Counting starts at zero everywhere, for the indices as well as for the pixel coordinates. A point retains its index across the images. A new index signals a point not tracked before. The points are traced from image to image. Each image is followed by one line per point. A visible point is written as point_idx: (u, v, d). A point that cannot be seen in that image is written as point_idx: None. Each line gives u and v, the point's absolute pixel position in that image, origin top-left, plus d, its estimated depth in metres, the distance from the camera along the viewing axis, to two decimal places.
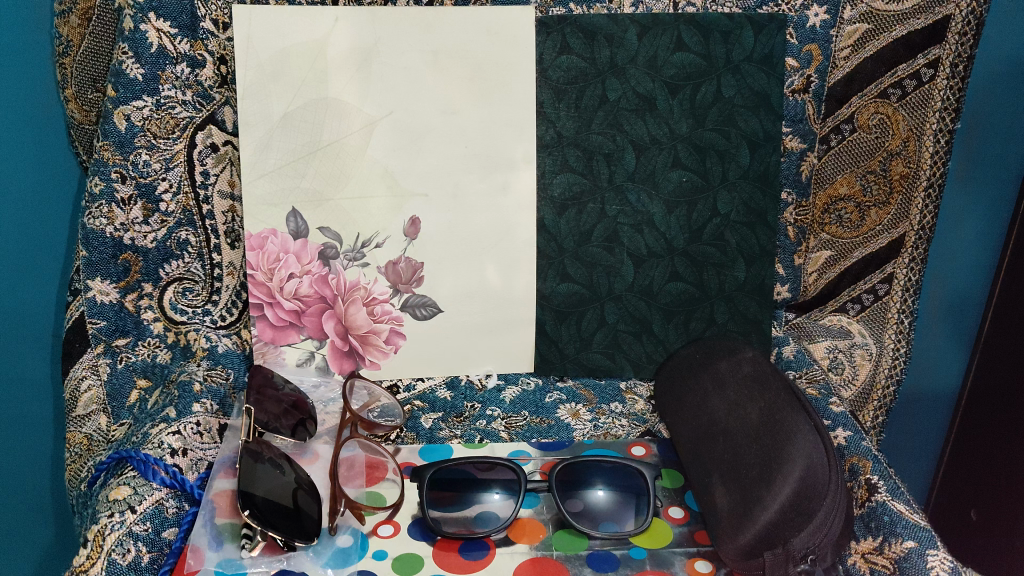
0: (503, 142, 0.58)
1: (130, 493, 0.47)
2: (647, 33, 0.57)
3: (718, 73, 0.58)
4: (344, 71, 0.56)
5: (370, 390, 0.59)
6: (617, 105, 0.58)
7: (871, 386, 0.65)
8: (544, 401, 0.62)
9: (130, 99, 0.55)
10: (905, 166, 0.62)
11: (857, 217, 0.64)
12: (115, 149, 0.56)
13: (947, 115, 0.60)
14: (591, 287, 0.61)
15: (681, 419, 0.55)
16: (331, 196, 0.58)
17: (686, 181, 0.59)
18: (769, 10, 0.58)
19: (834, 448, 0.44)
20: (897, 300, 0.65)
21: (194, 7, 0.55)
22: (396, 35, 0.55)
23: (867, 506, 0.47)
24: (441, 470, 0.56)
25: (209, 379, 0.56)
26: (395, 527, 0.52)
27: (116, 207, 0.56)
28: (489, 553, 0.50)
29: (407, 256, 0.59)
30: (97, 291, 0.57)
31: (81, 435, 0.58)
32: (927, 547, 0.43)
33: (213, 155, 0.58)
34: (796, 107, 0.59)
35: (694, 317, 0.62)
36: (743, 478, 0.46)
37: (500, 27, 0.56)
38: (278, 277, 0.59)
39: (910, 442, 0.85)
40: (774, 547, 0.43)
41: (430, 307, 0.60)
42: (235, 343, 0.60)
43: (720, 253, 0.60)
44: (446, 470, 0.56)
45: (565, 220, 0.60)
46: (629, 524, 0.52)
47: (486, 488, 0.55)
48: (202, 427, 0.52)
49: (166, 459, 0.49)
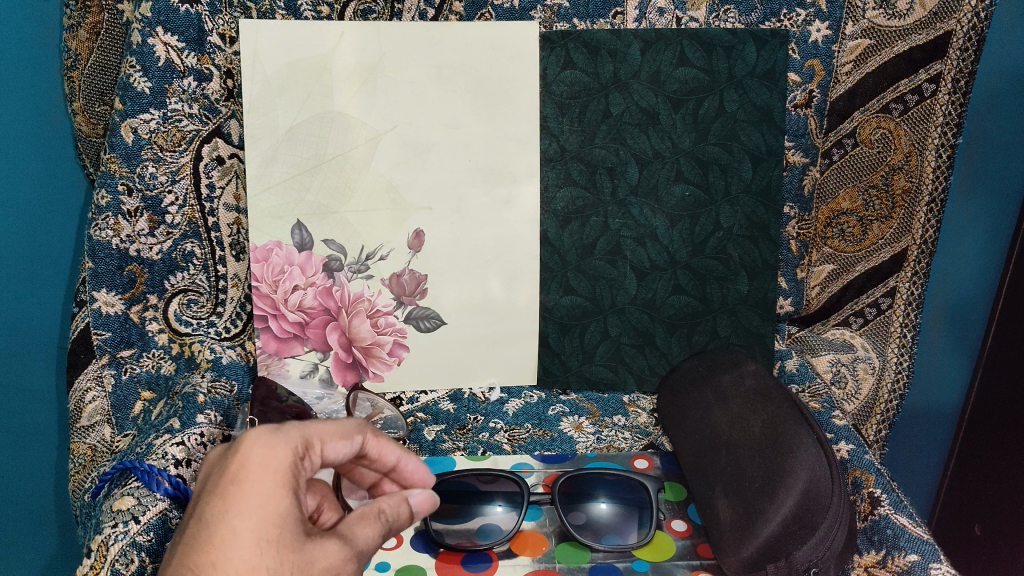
0: (506, 156, 0.58)
1: (133, 503, 0.47)
2: (649, 49, 0.57)
3: (721, 88, 0.58)
4: (349, 85, 0.56)
5: (373, 402, 0.58)
6: (620, 119, 0.58)
7: (874, 401, 0.66)
8: (547, 413, 0.62)
9: (137, 112, 0.56)
10: (908, 180, 0.62)
11: (859, 231, 0.64)
12: (121, 161, 0.56)
13: (947, 130, 0.60)
14: (594, 299, 0.61)
15: (682, 431, 0.55)
16: (336, 208, 0.58)
17: (689, 195, 0.60)
18: (772, 25, 0.58)
19: (835, 460, 0.44)
20: (900, 314, 0.65)
21: (201, 21, 0.55)
22: (402, 51, 0.56)
23: (870, 519, 0.47)
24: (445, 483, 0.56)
25: (213, 390, 0.56)
26: (398, 539, 0.52)
27: (122, 219, 0.57)
28: (491, 566, 0.50)
29: (411, 269, 0.59)
30: (102, 302, 0.58)
31: (85, 446, 0.56)
32: (930, 560, 0.44)
33: (219, 168, 0.58)
34: (798, 122, 0.60)
35: (697, 330, 0.62)
36: (746, 491, 0.46)
37: (505, 42, 0.56)
38: (283, 288, 0.59)
39: (912, 459, 0.85)
40: (777, 560, 0.43)
41: (433, 320, 0.61)
42: (240, 355, 0.61)
43: (722, 266, 0.61)
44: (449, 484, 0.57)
45: (568, 233, 0.60)
46: (632, 534, 0.53)
47: (489, 500, 0.56)
48: (206, 438, 0.52)
49: (171, 470, 0.49)
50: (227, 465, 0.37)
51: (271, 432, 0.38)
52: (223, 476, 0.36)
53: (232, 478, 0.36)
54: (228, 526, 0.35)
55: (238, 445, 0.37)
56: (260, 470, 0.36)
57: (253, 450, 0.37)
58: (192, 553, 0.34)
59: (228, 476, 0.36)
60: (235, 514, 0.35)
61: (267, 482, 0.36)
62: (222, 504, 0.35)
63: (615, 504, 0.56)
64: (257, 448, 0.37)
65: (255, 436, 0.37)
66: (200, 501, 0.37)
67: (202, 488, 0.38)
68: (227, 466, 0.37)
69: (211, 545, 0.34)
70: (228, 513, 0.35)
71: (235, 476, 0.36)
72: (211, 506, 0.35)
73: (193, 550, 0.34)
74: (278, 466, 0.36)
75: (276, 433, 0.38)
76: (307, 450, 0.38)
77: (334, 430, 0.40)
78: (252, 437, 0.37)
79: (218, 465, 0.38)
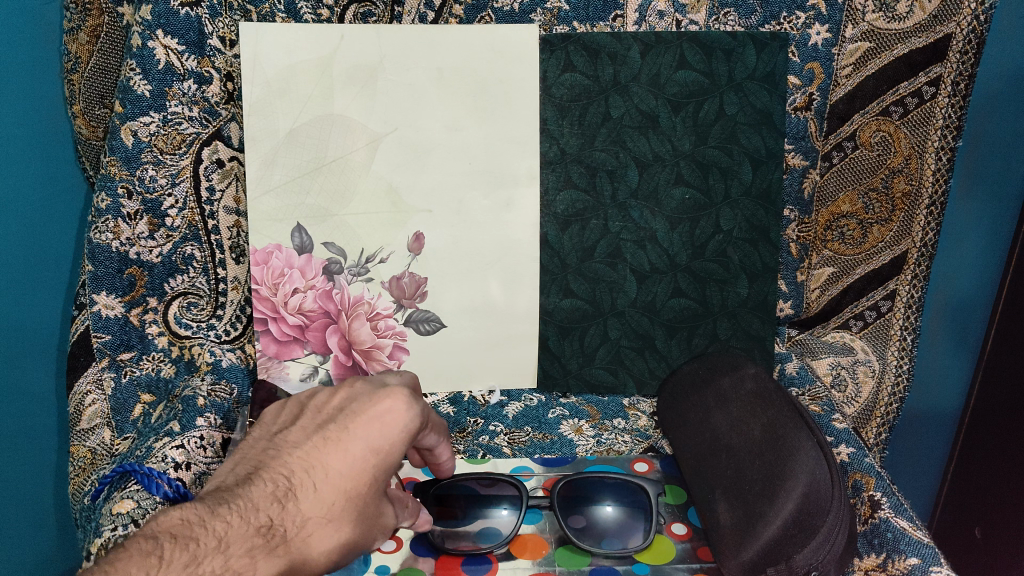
0: (505, 159, 0.58)
1: (133, 506, 0.47)
2: (649, 51, 0.57)
3: (721, 91, 0.58)
4: (349, 88, 0.56)
5: None
6: (620, 122, 0.58)
7: (874, 404, 0.66)
8: (547, 416, 0.62)
9: (137, 115, 0.56)
10: (908, 183, 0.62)
11: (859, 234, 0.64)
12: (121, 164, 0.56)
13: (948, 133, 0.61)
14: (594, 302, 0.61)
15: (683, 435, 0.55)
16: (336, 211, 0.58)
17: (688, 198, 0.60)
18: (772, 28, 0.58)
19: (835, 463, 0.44)
20: (900, 318, 0.65)
21: (201, 25, 0.55)
22: (402, 53, 0.56)
23: (870, 523, 0.48)
24: (446, 483, 0.56)
25: (212, 394, 0.56)
26: (398, 542, 0.52)
27: (122, 222, 0.57)
28: (491, 567, 0.50)
29: (410, 271, 0.59)
30: (102, 304, 0.57)
31: (84, 449, 0.57)
32: (930, 564, 0.44)
33: (219, 171, 0.58)
34: (798, 125, 0.60)
35: (697, 333, 0.62)
36: (746, 494, 0.46)
37: (505, 45, 0.57)
38: (283, 292, 0.59)
39: (912, 460, 0.85)
40: (777, 563, 0.43)
41: (434, 323, 0.61)
42: (240, 358, 0.60)
43: (722, 269, 0.61)
44: (450, 484, 0.57)
45: (568, 236, 0.60)
46: (632, 538, 0.53)
47: (489, 501, 0.56)
48: (205, 441, 0.52)
49: (170, 473, 0.49)
50: (377, 401, 0.42)
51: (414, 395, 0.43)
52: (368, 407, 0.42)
53: (378, 415, 0.41)
54: (359, 446, 0.40)
55: (389, 390, 0.42)
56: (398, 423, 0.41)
57: (403, 404, 0.42)
58: (324, 451, 0.40)
59: (373, 411, 0.41)
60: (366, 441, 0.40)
61: (399, 435, 0.41)
62: (363, 429, 0.41)
63: (615, 506, 0.55)
64: (403, 407, 0.41)
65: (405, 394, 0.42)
66: (338, 411, 0.42)
67: (340, 402, 0.43)
68: (377, 401, 0.42)
69: (344, 454, 0.40)
70: (362, 437, 0.40)
71: (381, 416, 0.41)
72: (351, 424, 0.41)
73: (326, 449, 0.40)
74: (412, 425, 0.41)
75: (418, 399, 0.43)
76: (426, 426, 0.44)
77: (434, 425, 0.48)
78: (403, 392, 0.42)
79: (362, 391, 0.43)
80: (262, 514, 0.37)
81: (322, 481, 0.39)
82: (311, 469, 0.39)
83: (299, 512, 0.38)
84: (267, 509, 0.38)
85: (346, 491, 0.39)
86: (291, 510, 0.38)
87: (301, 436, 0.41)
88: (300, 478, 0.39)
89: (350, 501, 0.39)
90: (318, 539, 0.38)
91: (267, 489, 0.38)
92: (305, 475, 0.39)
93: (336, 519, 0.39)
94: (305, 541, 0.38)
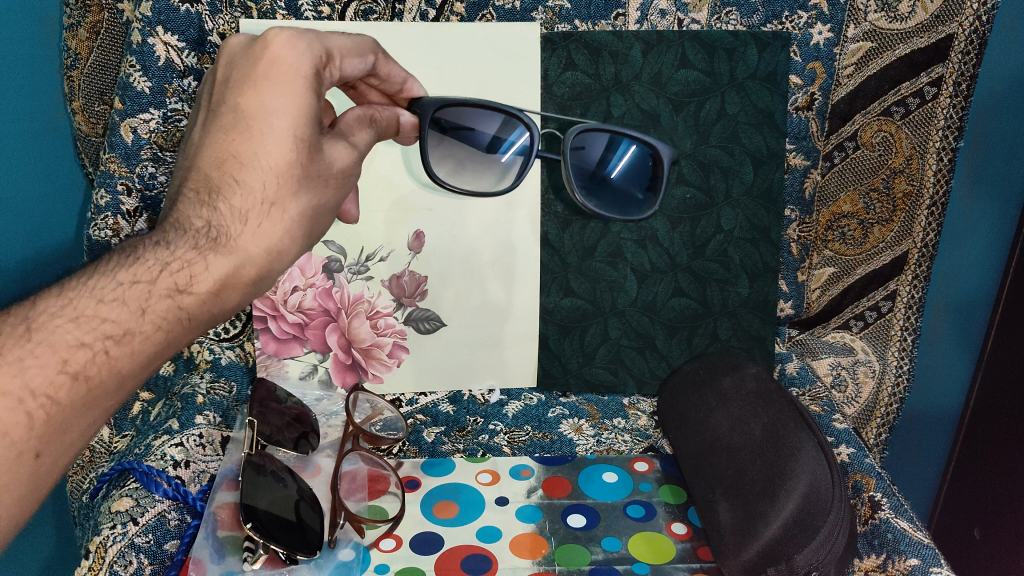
0: None
1: (132, 504, 0.49)
2: (651, 50, 0.57)
3: (722, 90, 0.58)
4: None
5: (373, 403, 0.59)
6: (621, 121, 0.58)
7: (874, 404, 0.67)
8: (547, 415, 0.62)
9: (137, 112, 0.55)
10: (909, 183, 0.62)
11: (860, 234, 0.64)
12: (121, 161, 0.56)
13: (950, 133, 0.60)
14: (594, 302, 0.61)
15: (682, 433, 0.55)
16: None
17: (689, 198, 0.60)
18: (773, 28, 0.58)
19: (836, 463, 0.44)
20: (900, 318, 0.66)
21: (202, 21, 0.55)
22: (403, 51, 0.56)
23: (870, 523, 0.48)
24: (429, 130, 0.51)
25: (212, 391, 0.58)
26: (397, 540, 0.51)
27: (121, 219, 0.56)
28: (491, 567, 0.49)
29: (411, 270, 0.59)
30: None
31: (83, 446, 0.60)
32: (930, 565, 0.43)
33: None
34: (799, 125, 0.60)
35: (697, 333, 0.62)
36: (746, 494, 0.46)
37: (506, 42, 0.56)
38: (282, 290, 0.59)
39: (911, 460, 0.85)
40: (777, 563, 0.43)
41: (433, 321, 0.61)
42: (239, 356, 0.61)
43: (722, 269, 0.61)
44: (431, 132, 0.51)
45: (568, 235, 0.60)
46: (633, 194, 0.55)
47: (489, 151, 0.53)
48: (204, 440, 0.54)
49: (168, 471, 0.51)
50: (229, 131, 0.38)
51: (299, 34, 0.39)
52: (251, 72, 0.37)
53: (262, 76, 0.37)
54: (254, 127, 0.36)
55: (265, 41, 0.38)
56: (322, 209, 0.40)
57: (285, 53, 0.38)
58: (233, 138, 0.37)
59: (257, 70, 0.37)
60: (259, 106, 0.37)
61: (296, 82, 0.37)
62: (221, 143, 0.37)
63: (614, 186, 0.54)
64: (290, 51, 0.38)
65: (286, 36, 0.38)
66: (224, 89, 0.38)
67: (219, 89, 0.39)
68: (257, 60, 0.38)
69: (247, 136, 0.37)
70: (255, 105, 0.37)
71: (264, 75, 0.37)
72: (241, 98, 0.37)
73: (235, 135, 0.37)
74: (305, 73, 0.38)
75: (305, 36, 0.39)
76: (329, 61, 0.40)
77: (352, 48, 0.43)
78: (284, 35, 0.38)
79: (241, 59, 0.39)
80: (196, 219, 0.36)
81: (240, 172, 0.37)
82: (224, 164, 0.37)
83: (235, 209, 0.37)
84: (197, 212, 0.36)
85: (275, 168, 0.37)
86: (222, 211, 0.37)
87: (204, 132, 0.38)
88: (221, 176, 0.37)
89: (301, 197, 0.38)
90: (270, 227, 0.37)
91: (193, 198, 0.36)
92: (221, 172, 0.37)
93: (279, 204, 0.37)
94: (256, 234, 0.37)
